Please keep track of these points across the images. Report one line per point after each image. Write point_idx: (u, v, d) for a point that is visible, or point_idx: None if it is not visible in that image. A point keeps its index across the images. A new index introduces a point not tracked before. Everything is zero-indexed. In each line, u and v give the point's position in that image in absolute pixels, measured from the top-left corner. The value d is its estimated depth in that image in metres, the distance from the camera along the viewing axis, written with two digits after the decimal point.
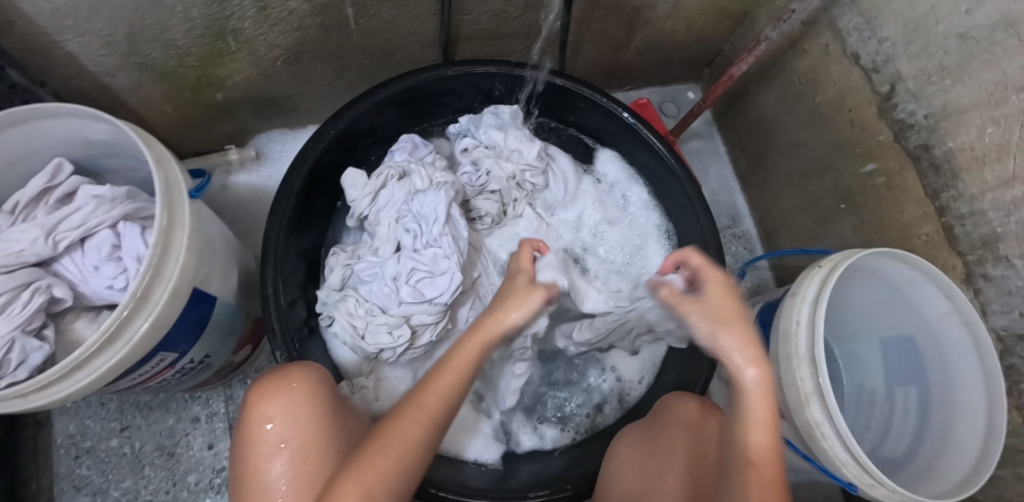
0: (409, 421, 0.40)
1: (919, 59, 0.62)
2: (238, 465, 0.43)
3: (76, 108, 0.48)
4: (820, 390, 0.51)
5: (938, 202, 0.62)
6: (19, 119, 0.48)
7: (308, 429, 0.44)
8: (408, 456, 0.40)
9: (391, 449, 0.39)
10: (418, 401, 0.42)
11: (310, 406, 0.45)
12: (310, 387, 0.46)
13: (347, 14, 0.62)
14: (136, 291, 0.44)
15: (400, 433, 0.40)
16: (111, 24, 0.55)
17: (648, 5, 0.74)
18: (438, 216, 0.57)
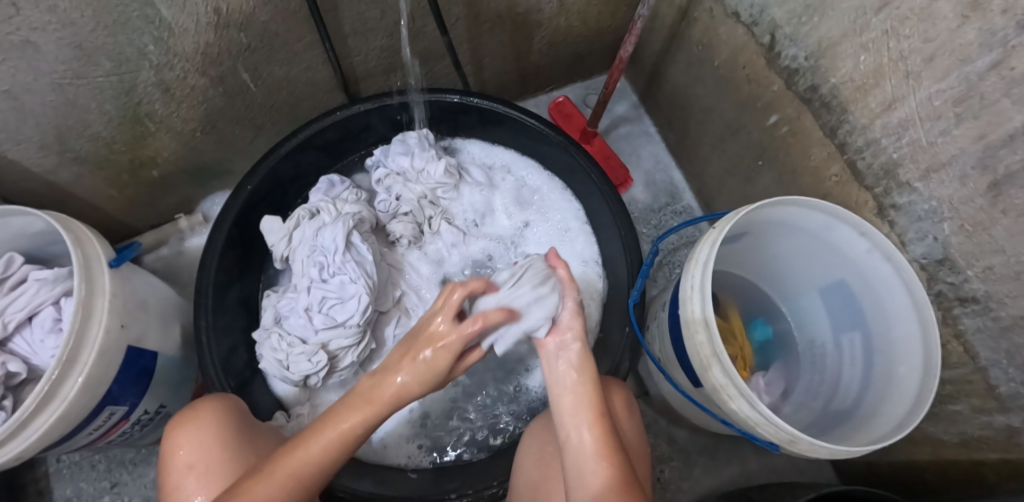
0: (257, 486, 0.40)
1: (786, 4, 0.61)
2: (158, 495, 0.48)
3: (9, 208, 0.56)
4: (717, 351, 0.50)
5: (837, 140, 0.60)
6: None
7: (213, 450, 0.47)
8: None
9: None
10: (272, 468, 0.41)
11: (216, 429, 0.48)
12: (217, 411, 0.50)
13: (244, 79, 0.69)
14: (61, 354, 0.50)
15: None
16: (40, 129, 0.63)
17: (533, 9, 0.77)
18: (337, 245, 0.60)
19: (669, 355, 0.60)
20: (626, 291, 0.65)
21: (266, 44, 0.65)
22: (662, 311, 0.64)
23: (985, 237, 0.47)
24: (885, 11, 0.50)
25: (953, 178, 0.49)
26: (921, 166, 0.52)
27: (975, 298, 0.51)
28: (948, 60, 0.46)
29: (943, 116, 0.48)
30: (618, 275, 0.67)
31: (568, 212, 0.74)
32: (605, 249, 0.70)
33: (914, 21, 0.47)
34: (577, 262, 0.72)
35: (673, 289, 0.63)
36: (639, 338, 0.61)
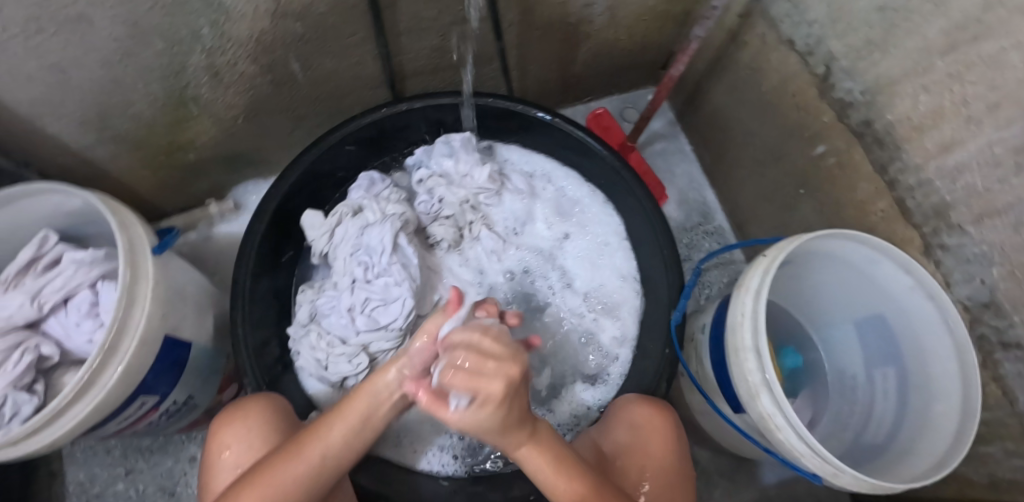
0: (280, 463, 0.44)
1: (846, 37, 0.61)
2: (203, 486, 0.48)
3: (53, 184, 0.55)
4: (767, 380, 0.51)
5: (888, 177, 0.61)
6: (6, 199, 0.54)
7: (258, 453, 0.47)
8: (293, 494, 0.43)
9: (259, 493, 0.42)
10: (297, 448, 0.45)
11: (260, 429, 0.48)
12: (263, 410, 0.49)
13: (293, 69, 0.68)
14: (104, 342, 0.48)
15: (274, 484, 0.43)
16: (82, 105, 0.61)
17: (584, 20, 0.77)
18: (384, 246, 0.60)
19: (710, 378, 0.61)
20: (665, 313, 0.64)
21: (319, 36, 0.64)
22: (702, 334, 0.64)
23: None
24: (951, 55, 0.51)
25: (1006, 225, 0.49)
26: (975, 210, 0.52)
27: (1018, 344, 0.51)
28: (1013, 109, 0.46)
29: (1003, 163, 0.49)
30: (657, 295, 0.67)
31: (606, 226, 0.73)
32: (644, 264, 0.70)
33: (981, 68, 0.48)
34: (614, 276, 0.72)
35: (714, 313, 0.63)
36: (680, 359, 0.61)
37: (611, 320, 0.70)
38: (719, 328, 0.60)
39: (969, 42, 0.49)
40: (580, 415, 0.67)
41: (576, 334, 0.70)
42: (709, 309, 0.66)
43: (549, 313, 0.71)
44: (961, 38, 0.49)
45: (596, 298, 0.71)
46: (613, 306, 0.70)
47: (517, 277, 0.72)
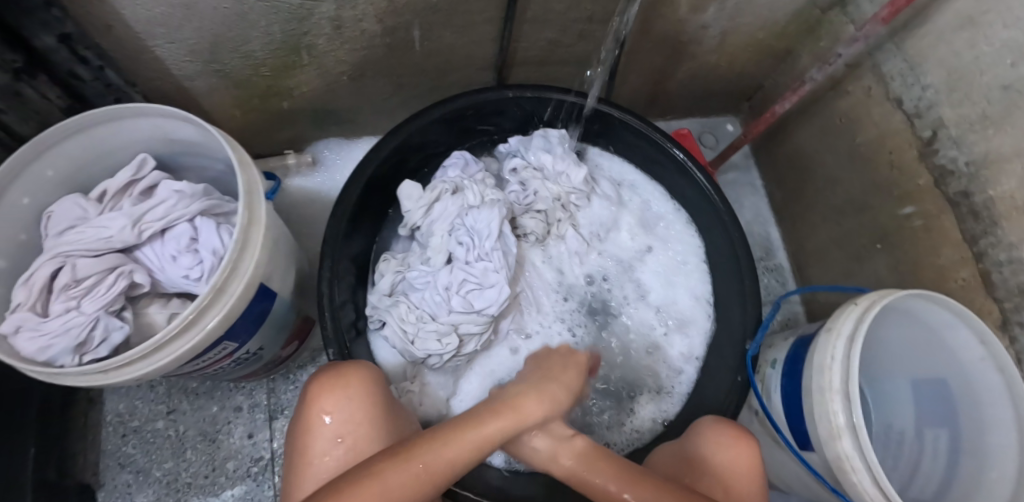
0: (401, 462, 0.36)
1: (961, 107, 0.62)
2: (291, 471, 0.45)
3: (157, 106, 0.53)
4: (853, 423, 0.52)
5: (976, 247, 0.62)
6: (110, 114, 0.53)
7: (363, 427, 0.45)
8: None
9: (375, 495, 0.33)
10: (420, 451, 0.37)
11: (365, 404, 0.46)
12: (368, 385, 0.47)
13: (413, 36, 0.67)
14: (216, 283, 0.46)
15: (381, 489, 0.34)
16: (198, 33, 0.58)
17: (695, 40, 0.77)
18: (491, 232, 0.60)
19: (780, 412, 0.63)
20: (738, 343, 0.65)
21: (449, 9, 0.63)
22: (773, 369, 0.67)
23: None
24: None
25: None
26: None
27: None
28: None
29: None
30: (728, 321, 0.68)
31: (684, 247, 0.74)
32: (720, 288, 0.71)
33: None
34: (688, 296, 0.73)
35: (788, 350, 0.65)
36: (753, 386, 0.62)
37: (680, 340, 0.71)
38: (795, 365, 0.62)
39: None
40: (642, 427, 0.68)
41: (644, 346, 0.71)
42: (782, 345, 0.68)
43: (620, 322, 0.73)
44: None
45: (667, 314, 0.72)
46: (683, 325, 0.72)
47: (596, 281, 0.74)
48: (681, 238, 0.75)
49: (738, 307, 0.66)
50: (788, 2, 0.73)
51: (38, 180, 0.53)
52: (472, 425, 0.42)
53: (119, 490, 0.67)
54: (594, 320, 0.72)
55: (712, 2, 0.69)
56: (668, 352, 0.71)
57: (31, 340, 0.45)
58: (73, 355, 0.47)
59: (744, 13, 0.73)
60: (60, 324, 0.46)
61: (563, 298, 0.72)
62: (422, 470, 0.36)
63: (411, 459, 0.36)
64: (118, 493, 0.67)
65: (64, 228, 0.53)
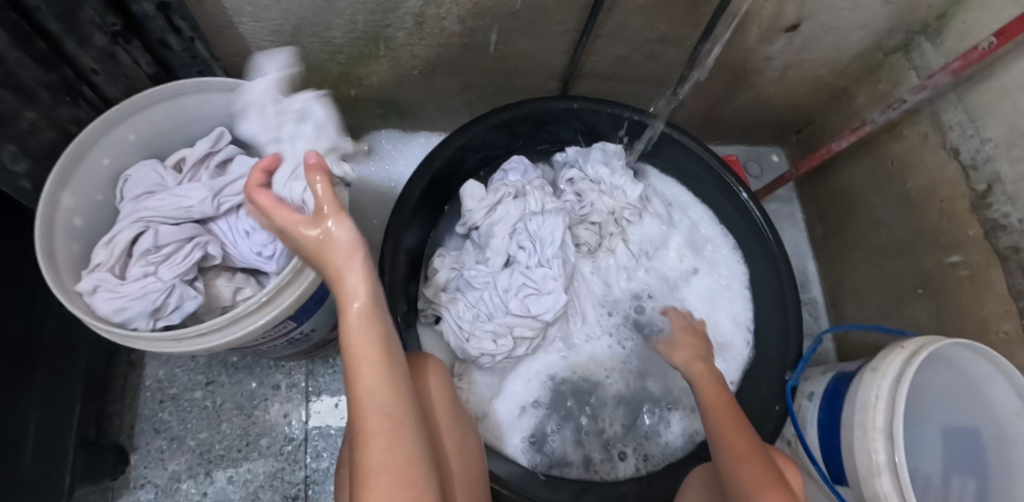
0: (370, 445, 0.34)
1: (1019, 165, 0.63)
2: (344, 469, 0.47)
3: (277, 49, 0.56)
4: (893, 462, 0.52)
5: (1021, 303, 0.63)
6: (193, 88, 0.54)
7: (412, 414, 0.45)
8: (408, 470, 0.34)
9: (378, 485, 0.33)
10: (359, 421, 0.34)
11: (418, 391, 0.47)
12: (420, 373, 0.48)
13: (489, 39, 0.68)
14: (296, 264, 0.47)
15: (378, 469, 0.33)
16: (285, 15, 0.59)
17: (757, 71, 0.78)
18: (555, 240, 0.63)
19: (816, 444, 0.64)
20: (777, 371, 0.65)
21: (530, 17, 0.64)
22: (809, 401, 0.68)
23: None
24: None
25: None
26: None
27: None
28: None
29: None
30: (768, 352, 0.68)
31: (728, 272, 0.75)
32: (762, 317, 0.71)
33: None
34: (729, 321, 0.74)
35: (826, 384, 0.66)
36: (792, 417, 0.63)
37: (718, 365, 0.72)
38: (834, 400, 0.63)
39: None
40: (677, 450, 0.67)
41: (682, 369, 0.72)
42: (819, 379, 0.68)
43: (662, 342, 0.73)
44: None
45: (706, 338, 0.73)
46: (723, 350, 0.72)
47: (642, 298, 0.74)
48: (725, 261, 0.76)
49: (777, 338, 0.67)
50: (853, 43, 0.75)
51: (120, 143, 0.54)
52: (351, 344, 0.35)
53: (153, 454, 0.69)
54: (636, 339, 0.72)
55: (782, 35, 0.71)
56: None
57: (109, 301, 0.47)
58: (148, 319, 0.48)
59: (809, 49, 0.75)
60: (139, 287, 0.48)
61: (609, 311, 0.73)
62: (384, 435, 0.34)
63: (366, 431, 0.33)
64: (152, 458, 0.69)
65: (142, 193, 0.54)
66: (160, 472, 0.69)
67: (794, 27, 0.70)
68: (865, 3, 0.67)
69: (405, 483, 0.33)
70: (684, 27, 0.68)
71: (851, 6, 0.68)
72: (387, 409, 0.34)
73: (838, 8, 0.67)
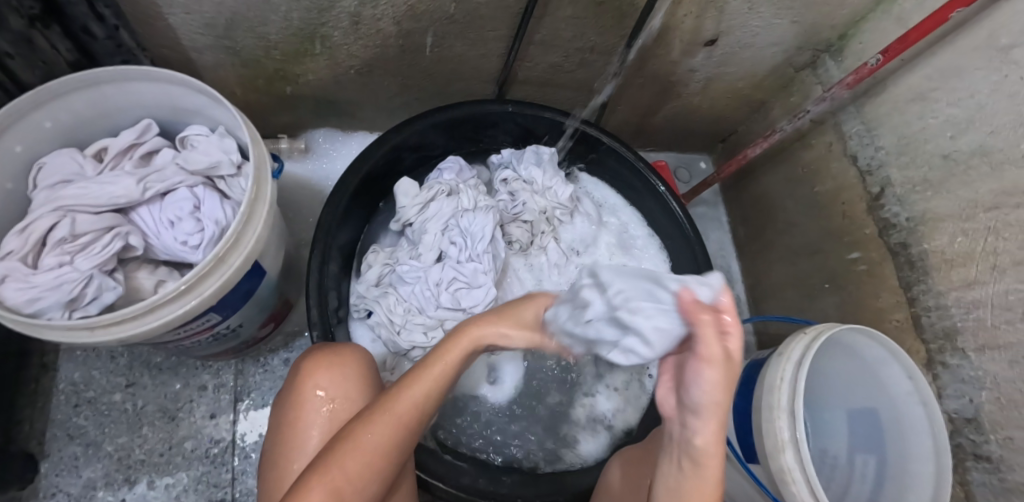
0: (375, 425, 0.41)
1: (907, 170, 0.71)
2: (279, 437, 0.46)
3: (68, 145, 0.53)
4: (795, 438, 0.57)
5: (909, 293, 0.70)
6: (112, 76, 0.53)
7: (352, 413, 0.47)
8: (380, 463, 0.41)
9: (359, 460, 0.40)
10: (387, 406, 0.42)
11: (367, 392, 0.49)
12: (366, 368, 0.50)
13: (425, 42, 0.70)
14: (218, 252, 0.47)
15: (359, 447, 0.40)
16: (217, 9, 0.59)
17: (682, 82, 0.84)
18: (485, 235, 0.64)
19: (732, 427, 0.67)
20: None
21: (466, 21, 0.67)
22: None
23: (1016, 413, 0.57)
24: (994, 212, 0.60)
25: (1003, 358, 0.58)
26: (979, 340, 0.60)
27: (988, 458, 0.60)
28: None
29: (1012, 309, 0.57)
30: None
31: (653, 273, 0.80)
32: None
33: (1016, 230, 0.57)
34: None
35: (741, 372, 0.71)
36: None
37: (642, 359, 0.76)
38: (747, 385, 0.67)
39: (1012, 206, 0.57)
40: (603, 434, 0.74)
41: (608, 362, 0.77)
42: (736, 367, 0.73)
43: None
44: (1006, 201, 0.58)
45: None
46: None
47: None
48: (652, 260, 0.80)
49: None
50: (768, 58, 0.81)
51: (35, 131, 0.53)
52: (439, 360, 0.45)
53: (66, 462, 0.66)
54: None
55: (702, 49, 0.77)
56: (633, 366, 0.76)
57: (20, 291, 0.45)
58: (62, 310, 0.47)
59: (728, 63, 0.81)
60: (52, 277, 0.46)
61: None
62: (397, 429, 0.42)
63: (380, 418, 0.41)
64: (65, 465, 0.66)
65: (59, 182, 0.53)
66: (74, 480, 0.65)
67: (713, 42, 0.76)
68: (775, 22, 0.73)
69: (368, 472, 0.40)
70: (612, 37, 0.72)
71: (763, 25, 0.74)
72: (414, 415, 0.42)
73: (751, 26, 0.74)
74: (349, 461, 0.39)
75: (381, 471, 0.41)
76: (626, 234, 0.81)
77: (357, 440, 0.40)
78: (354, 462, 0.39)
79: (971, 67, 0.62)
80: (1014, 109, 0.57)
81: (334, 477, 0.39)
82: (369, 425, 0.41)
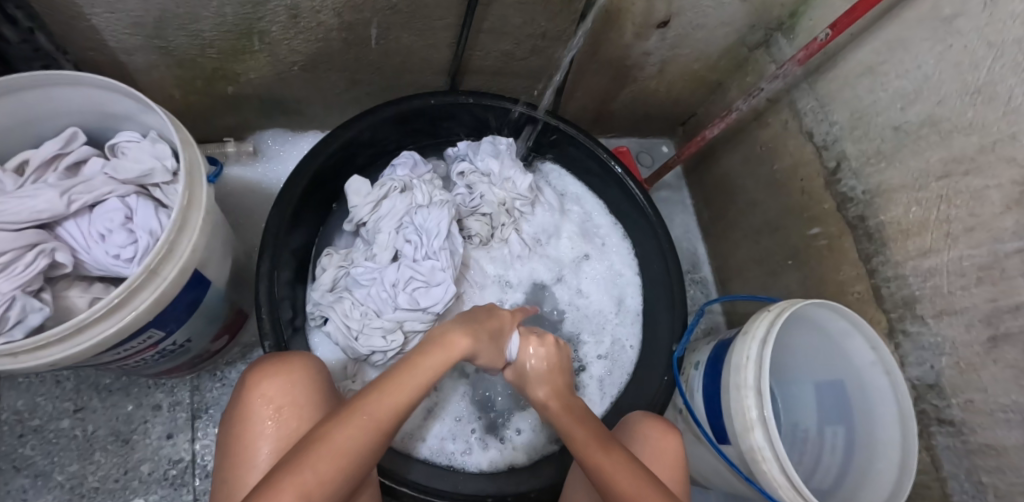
0: (351, 427, 0.40)
1: (860, 143, 0.71)
2: (229, 455, 0.44)
3: None
4: (763, 416, 0.56)
5: (869, 265, 0.70)
6: (30, 84, 0.49)
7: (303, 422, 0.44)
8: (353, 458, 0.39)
9: (331, 458, 0.38)
10: (358, 410, 0.41)
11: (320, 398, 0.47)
12: (315, 372, 0.48)
13: (370, 34, 0.67)
14: (150, 264, 0.44)
15: (333, 443, 0.39)
16: (145, 7, 0.56)
17: (638, 65, 0.83)
18: (440, 231, 0.62)
19: (702, 410, 0.67)
20: (665, 344, 0.69)
21: (410, 11, 0.65)
22: (696, 370, 0.72)
23: (974, 376, 0.58)
24: (945, 180, 0.60)
25: (960, 322, 0.59)
26: (937, 306, 0.61)
27: (951, 421, 0.61)
28: (984, 235, 0.56)
29: (966, 274, 0.58)
30: (657, 329, 0.72)
31: (618, 261, 0.79)
32: (649, 295, 0.75)
33: (966, 197, 0.58)
34: (618, 302, 0.78)
35: (710, 352, 0.70)
36: (678, 386, 0.67)
37: (607, 344, 0.76)
38: (716, 366, 0.67)
39: (961, 174, 0.58)
40: None
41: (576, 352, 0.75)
42: (704, 348, 0.73)
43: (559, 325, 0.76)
44: (955, 169, 0.59)
45: (598, 319, 0.77)
46: (615, 331, 0.76)
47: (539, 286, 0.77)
48: (616, 246, 0.80)
49: (666, 314, 0.71)
50: (721, 39, 0.80)
51: None
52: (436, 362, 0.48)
53: (14, 496, 0.62)
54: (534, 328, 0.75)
55: (655, 31, 0.76)
56: (602, 355, 0.75)
57: None
58: None
59: (681, 45, 0.80)
60: None
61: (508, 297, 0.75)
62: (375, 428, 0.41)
63: (355, 417, 0.41)
64: (11, 499, 0.62)
65: None
66: None
67: (666, 24, 0.75)
68: (725, 2, 0.73)
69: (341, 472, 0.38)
70: (562, 21, 0.71)
71: (714, 5, 0.73)
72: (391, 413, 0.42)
73: (703, 6, 0.73)
74: (320, 461, 0.38)
75: (352, 471, 0.39)
76: (591, 221, 0.81)
77: (331, 439, 0.39)
78: (328, 460, 0.38)
79: (916, 38, 0.63)
80: (958, 78, 0.58)
81: (290, 486, 0.36)
82: (350, 419, 0.40)
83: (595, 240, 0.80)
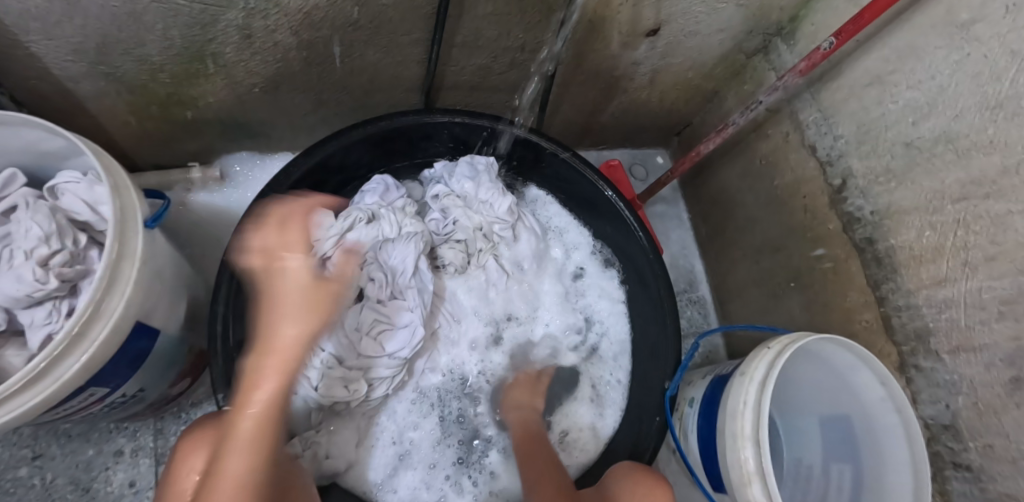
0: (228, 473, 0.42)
1: (868, 160, 0.65)
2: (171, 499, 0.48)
3: None
4: (762, 471, 0.51)
5: (878, 292, 0.65)
6: None
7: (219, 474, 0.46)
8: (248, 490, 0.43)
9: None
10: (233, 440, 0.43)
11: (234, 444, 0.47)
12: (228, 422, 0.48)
13: (332, 52, 0.62)
14: (74, 326, 0.40)
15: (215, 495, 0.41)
16: (83, 33, 0.51)
17: (626, 76, 0.78)
18: (406, 268, 0.61)
19: (696, 453, 0.62)
20: (658, 382, 0.65)
21: (373, 27, 0.60)
22: (690, 407, 0.67)
23: (995, 421, 0.52)
24: (961, 204, 0.54)
25: (979, 361, 0.53)
26: (953, 342, 0.56)
27: (968, 467, 0.55)
28: (1006, 266, 0.50)
29: (986, 308, 0.52)
30: (651, 363, 0.67)
31: (600, 287, 0.76)
32: (639, 321, 0.71)
33: (987, 223, 0.52)
34: (603, 328, 0.74)
35: (705, 389, 0.65)
36: (670, 429, 0.62)
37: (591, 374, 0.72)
38: (711, 407, 0.62)
39: (981, 197, 0.52)
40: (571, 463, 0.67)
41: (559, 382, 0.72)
42: (700, 384, 0.68)
43: (542, 354, 0.72)
44: (974, 192, 0.53)
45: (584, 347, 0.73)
46: (602, 359, 0.72)
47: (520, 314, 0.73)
48: (599, 271, 0.76)
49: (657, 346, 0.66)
50: (716, 46, 0.75)
51: None
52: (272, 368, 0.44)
53: None
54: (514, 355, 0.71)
55: (643, 40, 0.70)
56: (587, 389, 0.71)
57: None
58: None
59: (673, 54, 0.75)
60: None
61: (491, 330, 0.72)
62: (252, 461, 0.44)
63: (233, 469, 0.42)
64: None
65: None
66: None
67: (655, 32, 0.69)
68: (720, 8, 0.67)
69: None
70: (541, 33, 0.66)
71: (706, 11, 0.67)
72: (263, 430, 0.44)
73: (695, 11, 0.67)
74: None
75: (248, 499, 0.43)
76: (573, 246, 0.77)
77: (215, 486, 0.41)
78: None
79: (931, 45, 0.57)
80: (978, 91, 0.52)
81: None
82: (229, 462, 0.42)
83: (578, 267, 0.77)
